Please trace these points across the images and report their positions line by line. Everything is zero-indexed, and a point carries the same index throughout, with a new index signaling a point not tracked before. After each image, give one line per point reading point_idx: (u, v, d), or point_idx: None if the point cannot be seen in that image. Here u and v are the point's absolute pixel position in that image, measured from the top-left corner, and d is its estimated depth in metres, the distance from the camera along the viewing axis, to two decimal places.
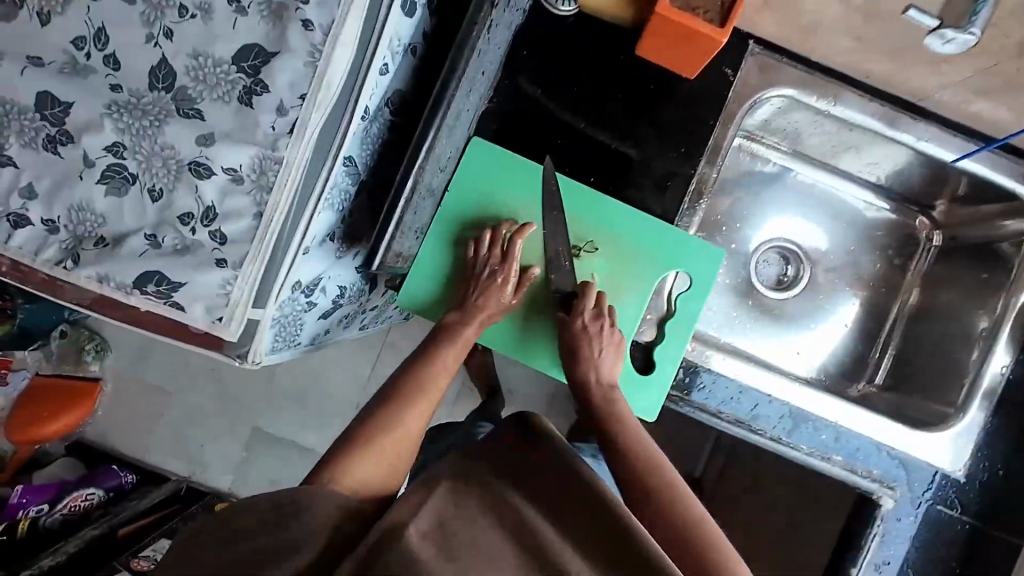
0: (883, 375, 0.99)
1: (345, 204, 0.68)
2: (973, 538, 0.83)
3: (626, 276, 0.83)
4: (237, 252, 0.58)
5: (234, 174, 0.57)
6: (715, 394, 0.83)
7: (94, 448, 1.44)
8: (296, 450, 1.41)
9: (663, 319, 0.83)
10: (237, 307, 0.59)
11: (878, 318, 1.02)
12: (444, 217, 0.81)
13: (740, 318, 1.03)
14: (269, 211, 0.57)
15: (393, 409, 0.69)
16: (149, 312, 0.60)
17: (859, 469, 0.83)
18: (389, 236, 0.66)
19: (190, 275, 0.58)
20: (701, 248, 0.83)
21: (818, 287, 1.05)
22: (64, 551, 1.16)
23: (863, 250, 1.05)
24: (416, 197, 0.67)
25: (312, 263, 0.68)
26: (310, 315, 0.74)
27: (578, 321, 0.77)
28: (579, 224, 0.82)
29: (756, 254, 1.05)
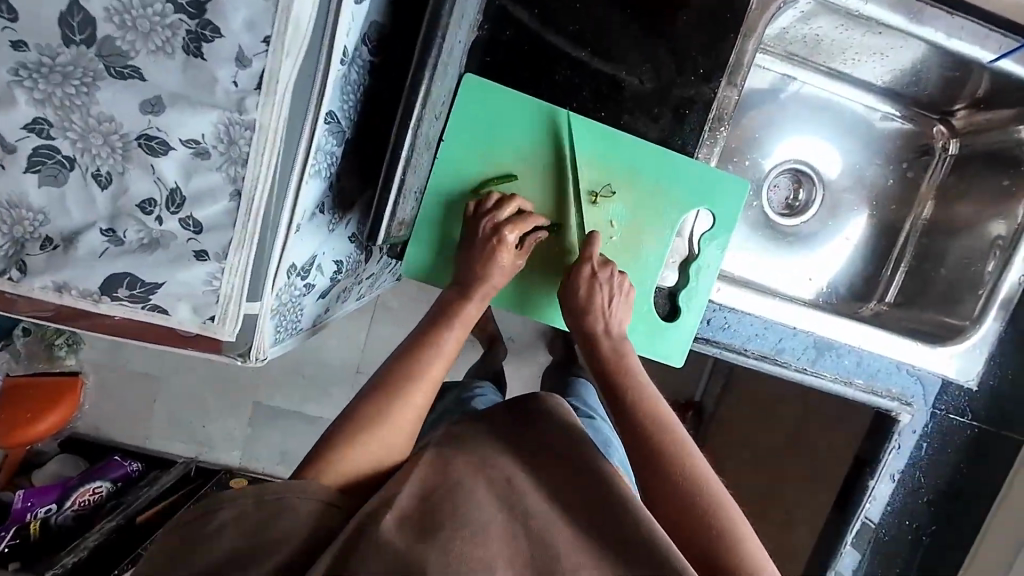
0: (895, 292, 0.98)
1: (332, 169, 0.59)
2: (979, 439, 0.87)
3: (648, 219, 0.77)
4: (218, 241, 0.49)
5: (197, 146, 0.47)
6: (741, 332, 0.83)
7: (92, 442, 1.39)
8: (303, 420, 1.38)
9: (687, 262, 0.79)
10: (230, 303, 0.51)
11: (890, 234, 1.00)
12: (439, 172, 0.75)
13: (756, 248, 1.00)
14: (248, 189, 0.48)
15: (392, 395, 0.66)
16: (125, 318, 0.52)
17: (879, 390, 0.86)
18: (392, 203, 0.57)
19: (167, 274, 0.50)
20: (725, 182, 0.77)
21: (828, 208, 1.02)
22: (85, 547, 1.11)
23: (876, 166, 1.01)
24: (415, 154, 0.58)
25: (305, 241, 0.59)
26: (309, 297, 0.67)
27: (587, 267, 0.71)
28: (595, 167, 0.75)
29: (768, 177, 1.00)
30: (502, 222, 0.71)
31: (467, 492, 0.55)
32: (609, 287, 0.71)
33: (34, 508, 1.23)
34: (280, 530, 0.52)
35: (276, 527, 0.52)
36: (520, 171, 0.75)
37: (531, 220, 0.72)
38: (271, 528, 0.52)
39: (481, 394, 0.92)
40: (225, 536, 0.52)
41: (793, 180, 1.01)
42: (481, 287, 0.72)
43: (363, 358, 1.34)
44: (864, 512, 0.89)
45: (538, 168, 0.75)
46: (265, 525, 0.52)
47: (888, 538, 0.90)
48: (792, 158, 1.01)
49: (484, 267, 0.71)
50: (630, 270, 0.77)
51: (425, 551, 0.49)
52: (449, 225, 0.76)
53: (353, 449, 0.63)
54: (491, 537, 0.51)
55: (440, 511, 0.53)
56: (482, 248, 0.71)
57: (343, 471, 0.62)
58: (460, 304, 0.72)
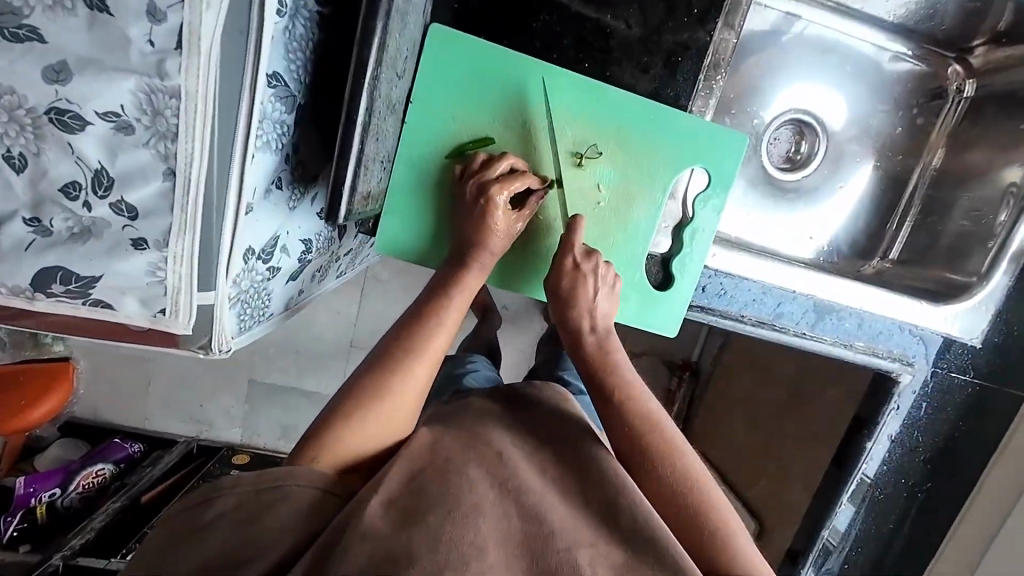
0: (899, 249, 0.94)
1: (285, 140, 0.53)
2: (981, 396, 0.85)
3: (638, 181, 0.71)
4: (156, 227, 0.44)
5: (117, 120, 0.41)
6: (738, 298, 0.79)
7: (89, 426, 1.38)
8: (299, 396, 1.37)
9: (680, 226, 0.74)
10: (179, 295, 0.47)
11: (898, 185, 0.94)
12: (408, 137, 0.67)
13: (755, 207, 0.95)
14: (183, 168, 0.43)
15: (395, 368, 0.57)
16: (66, 315, 0.47)
17: (880, 351, 0.83)
18: (352, 175, 0.51)
19: (104, 266, 0.45)
20: (720, 138, 0.71)
21: (832, 161, 0.96)
22: (91, 528, 1.14)
23: (884, 112, 0.94)
24: (375, 119, 0.52)
25: (262, 222, 0.54)
26: (276, 281, 0.62)
27: (568, 257, 0.66)
28: (579, 125, 0.68)
29: (769, 129, 0.94)
30: (491, 182, 0.64)
31: (456, 469, 0.51)
32: (592, 277, 0.65)
33: (37, 493, 1.21)
34: (278, 522, 0.44)
35: (272, 519, 0.44)
36: (499, 133, 0.67)
37: (521, 179, 0.65)
38: (267, 522, 0.44)
39: (473, 368, 0.88)
40: (212, 532, 0.44)
41: (795, 131, 0.95)
42: (481, 254, 0.65)
43: (356, 332, 1.31)
44: (861, 471, 0.88)
45: (518, 128, 0.68)
46: (258, 518, 0.44)
47: (883, 494, 0.90)
48: (794, 107, 0.94)
49: (482, 232, 0.64)
50: (620, 237, 0.71)
51: (412, 534, 0.44)
52: (432, 190, 0.69)
53: (352, 428, 0.53)
54: (484, 518, 0.47)
55: (429, 492, 0.48)
56: (471, 210, 0.65)
57: (341, 454, 0.52)
58: (461, 272, 0.64)
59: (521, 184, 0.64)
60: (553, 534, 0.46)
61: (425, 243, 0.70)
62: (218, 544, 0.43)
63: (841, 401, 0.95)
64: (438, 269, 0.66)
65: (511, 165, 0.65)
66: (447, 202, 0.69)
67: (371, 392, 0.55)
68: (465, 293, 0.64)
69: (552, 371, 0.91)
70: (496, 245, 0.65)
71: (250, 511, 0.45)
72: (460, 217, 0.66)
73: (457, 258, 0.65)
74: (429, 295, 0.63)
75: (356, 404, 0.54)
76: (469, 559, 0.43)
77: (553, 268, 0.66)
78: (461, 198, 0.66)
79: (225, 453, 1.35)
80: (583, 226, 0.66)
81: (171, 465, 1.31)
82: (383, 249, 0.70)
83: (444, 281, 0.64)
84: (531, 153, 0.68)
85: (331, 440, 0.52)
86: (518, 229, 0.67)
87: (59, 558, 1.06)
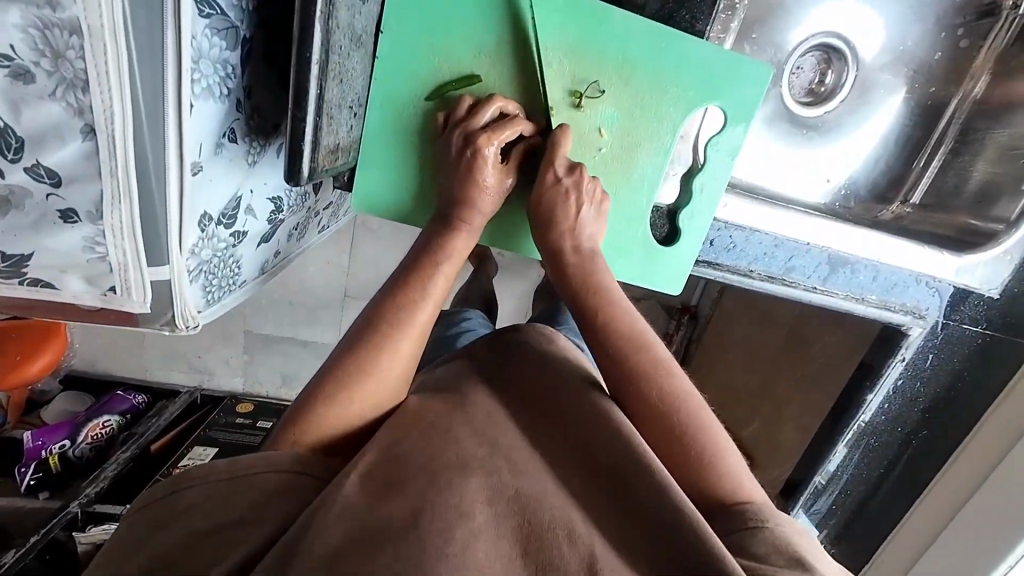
0: (921, 194, 0.87)
1: (232, 84, 0.45)
2: (988, 349, 0.82)
3: (645, 124, 0.62)
4: (85, 195, 0.38)
5: (11, 65, 0.33)
6: (748, 252, 0.74)
7: (91, 378, 1.38)
8: (297, 345, 1.35)
9: (690, 173, 0.67)
10: (127, 271, 0.42)
11: (932, 118, 0.86)
12: (380, 79, 0.58)
13: (771, 148, 0.86)
14: (104, 125, 0.36)
15: (379, 342, 0.53)
16: (6, 295, 0.42)
17: (893, 304, 0.79)
18: (314, 126, 0.43)
19: (34, 241, 0.39)
20: (738, 68, 0.62)
21: (858, 94, 0.86)
22: (105, 477, 1.16)
23: (923, 34, 0.83)
24: (335, 56, 0.43)
25: (218, 183, 0.47)
26: (245, 245, 0.56)
27: (549, 175, 0.59)
28: (577, 58, 0.59)
29: (794, 56, 0.83)
30: (478, 132, 0.57)
31: (439, 433, 0.48)
32: (575, 193, 0.59)
33: (46, 445, 1.18)
34: (248, 502, 0.43)
35: (238, 501, 0.43)
36: (485, 70, 0.58)
37: (510, 127, 0.57)
38: (236, 500, 0.43)
39: (469, 328, 0.85)
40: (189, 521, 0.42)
41: (821, 59, 0.84)
42: (469, 214, 0.59)
43: (350, 281, 1.26)
44: (861, 418, 0.89)
45: (505, 63, 0.58)
46: (227, 498, 0.43)
47: (877, 442, 0.91)
48: (822, 29, 0.82)
49: (469, 190, 0.58)
50: (623, 188, 0.65)
51: (392, 506, 0.42)
52: (412, 142, 0.61)
53: (336, 407, 0.51)
54: (469, 479, 0.44)
55: (411, 460, 0.45)
56: (457, 164, 0.58)
57: (327, 433, 0.50)
58: (447, 236, 0.59)
59: (510, 133, 0.57)
60: (546, 493, 0.44)
61: (406, 201, 0.63)
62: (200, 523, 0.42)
63: (837, 355, 0.94)
64: (423, 230, 0.61)
65: (500, 108, 0.58)
66: (430, 154, 0.61)
67: (355, 369, 0.52)
68: (453, 259, 0.59)
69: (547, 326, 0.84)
70: (485, 203, 0.59)
71: (221, 502, 0.43)
72: (445, 172, 0.60)
73: (443, 220, 0.60)
74: (413, 261, 0.58)
75: (341, 386, 0.51)
76: (453, 525, 0.40)
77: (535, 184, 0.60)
78: (446, 150, 0.59)
79: (228, 403, 1.37)
80: (569, 136, 0.58)
81: (175, 416, 1.32)
82: (362, 208, 0.63)
83: (429, 246, 0.59)
84: (522, 95, 0.60)
85: (316, 419, 0.50)
86: (509, 183, 0.61)
87: (77, 506, 1.09)
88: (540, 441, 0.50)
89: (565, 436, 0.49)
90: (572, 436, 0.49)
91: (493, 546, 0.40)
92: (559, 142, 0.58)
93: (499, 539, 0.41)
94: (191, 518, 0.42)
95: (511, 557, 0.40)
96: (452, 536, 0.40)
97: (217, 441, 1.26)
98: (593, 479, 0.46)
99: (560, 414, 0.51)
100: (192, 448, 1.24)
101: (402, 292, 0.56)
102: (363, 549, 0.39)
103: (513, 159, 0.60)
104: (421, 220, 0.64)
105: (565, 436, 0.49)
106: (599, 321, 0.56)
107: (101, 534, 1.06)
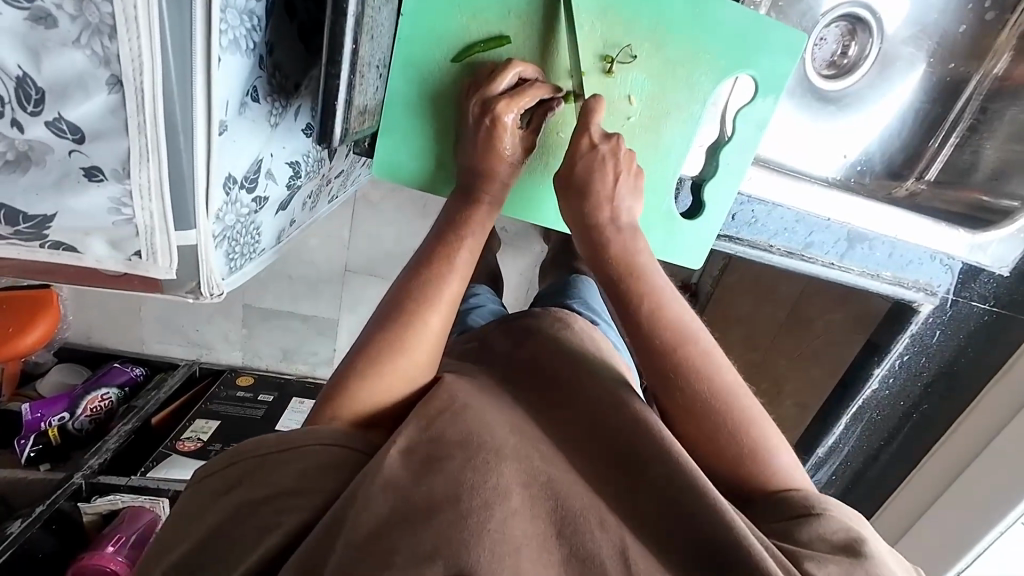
0: (936, 170, 0.87)
1: (257, 37, 0.43)
2: (992, 327, 0.83)
3: (675, 92, 0.61)
4: (110, 152, 0.36)
5: (31, 6, 0.31)
6: (768, 227, 0.73)
7: (86, 351, 1.34)
8: (298, 319, 1.32)
9: (717, 146, 0.66)
10: (153, 234, 0.40)
11: (951, 95, 0.85)
12: (404, 39, 0.56)
13: (790, 122, 0.85)
14: (132, 76, 0.33)
15: (408, 320, 0.53)
16: (24, 258, 0.40)
17: (906, 281, 0.80)
18: (347, 84, 0.41)
19: (57, 201, 0.37)
20: (774, 35, 0.60)
21: (880, 67, 0.84)
22: (108, 449, 1.15)
23: (947, 6, 0.81)
24: (368, 8, 0.41)
25: (242, 143, 0.45)
26: (265, 212, 0.55)
27: (583, 142, 0.58)
28: (609, 21, 0.57)
29: (819, 26, 0.81)
30: (496, 99, 0.55)
31: (475, 416, 0.48)
32: (612, 159, 0.58)
33: (46, 418, 1.17)
34: (296, 473, 0.43)
35: (288, 474, 0.43)
36: (515, 31, 0.56)
37: (532, 91, 0.55)
38: (286, 470, 0.43)
39: (478, 305, 0.84)
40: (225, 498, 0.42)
41: (845, 31, 0.83)
42: (490, 185, 0.58)
43: (352, 254, 1.23)
44: (864, 393, 0.90)
45: (534, 26, 0.56)
46: (278, 470, 0.43)
47: (878, 415, 0.93)
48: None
49: (490, 158, 0.57)
50: (648, 159, 0.64)
51: (433, 483, 0.41)
52: (435, 110, 0.59)
53: (364, 383, 0.50)
54: (506, 461, 0.44)
55: (448, 440, 0.45)
56: (475, 133, 0.57)
57: (356, 409, 0.49)
58: (468, 211, 0.58)
59: (532, 99, 0.55)
60: (575, 486, 0.45)
61: (428, 171, 0.62)
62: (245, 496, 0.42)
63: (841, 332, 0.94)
64: (445, 203, 0.59)
65: (518, 74, 0.56)
66: (451, 124, 0.60)
67: (385, 348, 0.51)
68: (478, 234, 0.58)
69: (559, 301, 0.81)
70: (506, 173, 0.59)
71: (263, 472, 0.43)
72: (464, 144, 0.58)
73: (468, 194, 0.58)
74: (438, 239, 0.57)
75: (368, 361, 0.51)
76: (491, 503, 0.40)
77: (569, 148, 0.59)
78: (465, 120, 0.58)
79: (229, 375, 1.35)
80: (604, 105, 0.57)
81: (175, 388, 1.31)
82: (383, 176, 0.61)
83: (454, 221, 0.58)
84: (548, 61, 0.58)
85: (351, 398, 0.50)
86: (529, 147, 0.60)
87: (81, 478, 1.08)
88: (573, 437, 0.50)
89: (598, 431, 0.49)
90: (602, 431, 0.49)
91: (530, 526, 0.40)
92: (593, 108, 0.57)
93: (535, 519, 0.41)
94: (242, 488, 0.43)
95: (546, 538, 0.40)
96: (492, 514, 0.39)
97: (218, 414, 1.26)
98: (625, 475, 0.46)
99: (591, 412, 0.51)
100: (193, 421, 1.25)
101: (427, 270, 0.55)
102: (405, 524, 0.39)
103: (535, 123, 0.60)
104: (440, 190, 0.63)
105: (597, 433, 0.49)
106: (636, 302, 0.54)
107: (107, 505, 1.08)
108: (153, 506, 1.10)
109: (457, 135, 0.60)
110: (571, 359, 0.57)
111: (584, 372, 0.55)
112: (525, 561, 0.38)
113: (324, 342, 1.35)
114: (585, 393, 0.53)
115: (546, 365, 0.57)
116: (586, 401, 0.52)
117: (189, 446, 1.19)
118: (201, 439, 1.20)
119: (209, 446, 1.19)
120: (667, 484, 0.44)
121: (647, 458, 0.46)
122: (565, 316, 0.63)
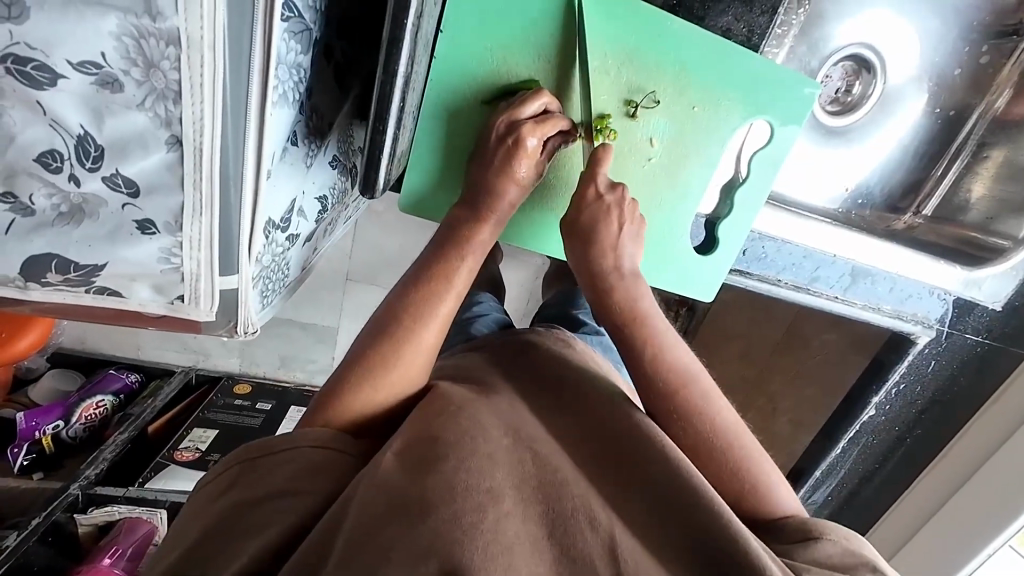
0: (933, 205, 0.90)
1: (301, 88, 0.44)
2: (984, 356, 0.86)
3: (696, 139, 0.63)
4: (162, 208, 0.37)
5: (98, 72, 0.31)
6: (778, 262, 0.77)
7: (82, 357, 1.27)
8: (298, 328, 1.26)
9: (732, 186, 0.69)
10: (198, 281, 0.40)
11: (952, 129, 0.87)
12: (437, 80, 0.58)
13: (795, 152, 0.88)
14: (191, 137, 0.34)
15: (402, 336, 0.53)
16: (70, 303, 0.41)
17: (906, 314, 0.83)
18: (389, 137, 0.44)
19: (108, 252, 0.38)
20: (786, 81, 0.63)
21: (882, 106, 0.87)
22: (104, 459, 1.11)
23: (952, 50, 0.84)
24: (414, 66, 0.43)
25: (282, 185, 0.47)
26: (295, 247, 0.55)
27: (589, 189, 0.59)
28: (634, 70, 0.59)
29: (826, 64, 0.83)
30: (522, 123, 0.56)
31: (470, 418, 0.49)
32: (616, 211, 0.59)
33: (40, 426, 1.10)
34: (287, 474, 0.45)
35: (281, 474, 0.45)
36: (546, 74, 0.58)
37: (556, 123, 0.57)
38: (275, 472, 0.45)
39: (481, 313, 0.81)
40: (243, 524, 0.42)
41: (851, 69, 0.85)
42: (497, 204, 0.58)
43: (353, 264, 1.17)
44: (863, 417, 0.93)
45: (559, 73, 0.59)
46: (271, 471, 0.45)
47: (875, 440, 0.96)
48: (858, 40, 0.83)
49: (503, 179, 0.58)
50: (665, 196, 0.66)
51: (427, 485, 0.41)
52: (459, 138, 0.61)
53: (356, 399, 0.51)
54: (499, 467, 0.44)
55: (446, 440, 0.46)
56: (496, 151, 0.57)
57: (346, 422, 0.51)
58: (468, 228, 0.58)
59: (556, 130, 0.57)
60: (568, 484, 0.45)
61: (442, 190, 0.63)
62: (252, 499, 0.43)
63: (838, 355, 0.96)
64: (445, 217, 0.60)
65: (545, 105, 0.57)
66: (469, 145, 0.61)
67: (379, 360, 0.52)
68: (473, 254, 0.58)
69: (563, 312, 0.83)
70: (513, 196, 0.59)
71: (251, 467, 0.45)
72: (479, 157, 0.59)
73: (470, 210, 0.59)
74: (433, 254, 0.58)
75: (358, 377, 0.51)
76: (484, 506, 0.41)
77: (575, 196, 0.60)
78: (486, 139, 0.58)
79: (227, 382, 1.31)
80: (610, 156, 0.58)
81: (173, 395, 1.25)
82: (405, 206, 0.63)
83: (448, 238, 0.58)
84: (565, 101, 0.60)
85: (342, 405, 0.51)
86: (538, 175, 0.60)
87: (78, 488, 1.06)
88: (580, 438, 0.51)
89: (604, 437, 0.50)
90: (607, 437, 0.50)
91: (522, 527, 0.41)
92: (601, 157, 0.58)
93: (523, 519, 0.41)
94: (240, 490, 0.44)
95: (538, 539, 0.41)
96: (485, 515, 0.40)
97: (216, 423, 1.22)
98: (625, 479, 0.46)
99: (598, 420, 0.52)
100: (192, 429, 1.21)
101: (417, 293, 0.55)
102: (398, 519, 0.39)
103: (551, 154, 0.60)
104: (439, 209, 0.64)
105: (600, 439, 0.50)
106: (631, 342, 0.57)
107: (104, 516, 1.05)
108: (151, 517, 1.07)
109: (472, 151, 0.60)
110: (571, 368, 0.58)
111: (586, 385, 0.56)
112: (519, 559, 0.38)
113: (323, 350, 1.30)
114: (590, 403, 0.54)
115: (542, 377, 0.58)
116: (591, 408, 0.53)
117: (187, 456, 1.16)
118: (198, 449, 1.17)
119: (206, 455, 1.16)
120: (670, 490, 0.45)
121: (647, 463, 0.47)
122: (568, 338, 0.64)
